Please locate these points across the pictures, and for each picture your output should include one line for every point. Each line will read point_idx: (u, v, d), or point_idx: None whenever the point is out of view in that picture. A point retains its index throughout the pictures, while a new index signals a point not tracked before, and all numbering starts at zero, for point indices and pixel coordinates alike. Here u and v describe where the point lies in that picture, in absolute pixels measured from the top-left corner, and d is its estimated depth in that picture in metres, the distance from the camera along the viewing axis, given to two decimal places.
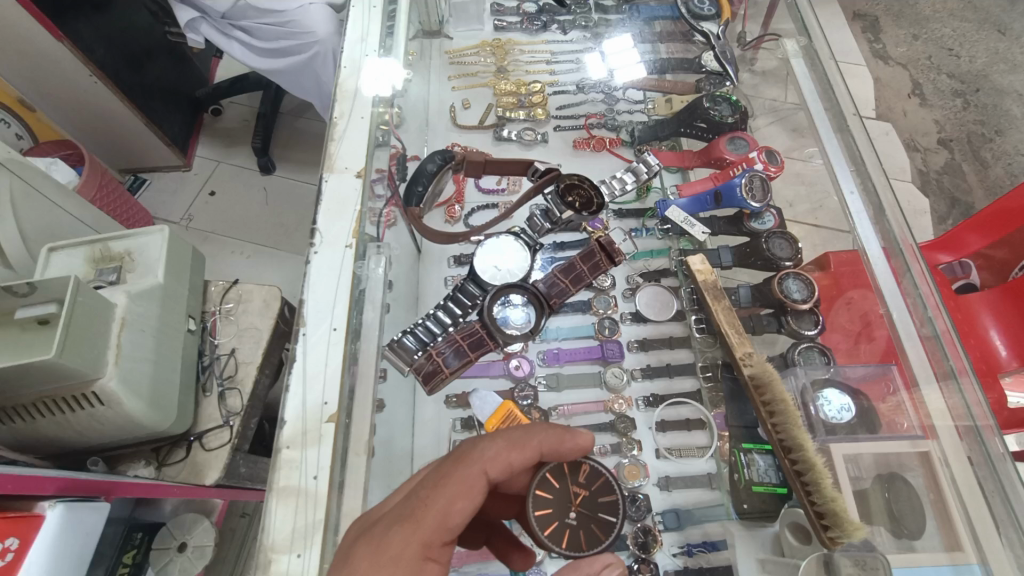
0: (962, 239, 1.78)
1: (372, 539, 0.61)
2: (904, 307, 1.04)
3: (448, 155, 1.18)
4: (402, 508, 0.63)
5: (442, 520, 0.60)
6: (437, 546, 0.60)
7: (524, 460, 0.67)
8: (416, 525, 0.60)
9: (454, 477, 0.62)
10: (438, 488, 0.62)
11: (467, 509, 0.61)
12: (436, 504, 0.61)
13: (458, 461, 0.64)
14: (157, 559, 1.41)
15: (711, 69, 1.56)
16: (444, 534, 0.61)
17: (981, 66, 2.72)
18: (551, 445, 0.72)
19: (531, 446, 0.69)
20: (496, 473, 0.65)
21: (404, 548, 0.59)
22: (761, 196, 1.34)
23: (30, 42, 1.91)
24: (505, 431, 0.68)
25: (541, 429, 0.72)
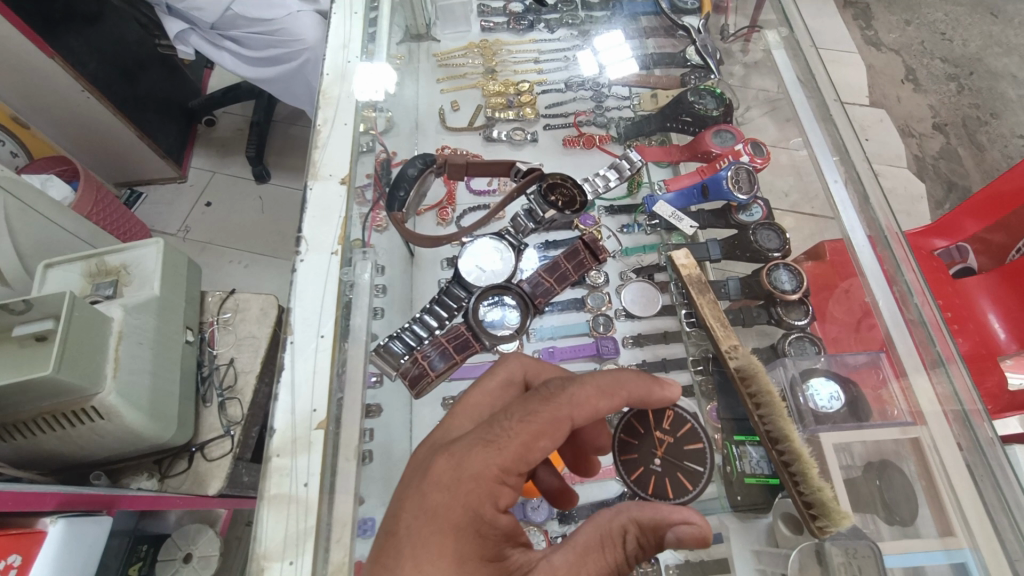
0: (957, 224, 1.78)
1: (453, 456, 0.66)
2: (891, 297, 1.05)
3: (429, 158, 1.15)
4: (482, 431, 0.68)
5: (524, 454, 0.66)
6: (515, 473, 0.67)
7: (612, 407, 0.73)
8: (498, 450, 0.66)
9: (546, 419, 0.67)
10: (527, 422, 0.67)
11: (547, 448, 0.67)
12: (522, 437, 0.66)
13: (548, 402, 0.69)
14: (163, 570, 1.42)
15: (695, 63, 1.56)
16: (522, 466, 0.66)
17: (974, 50, 2.69)
18: (639, 393, 0.78)
19: (622, 396, 0.75)
20: (582, 418, 0.70)
21: (485, 468, 0.65)
22: (748, 187, 1.34)
23: (21, 60, 1.92)
24: (596, 378, 0.72)
25: (633, 380, 0.77)
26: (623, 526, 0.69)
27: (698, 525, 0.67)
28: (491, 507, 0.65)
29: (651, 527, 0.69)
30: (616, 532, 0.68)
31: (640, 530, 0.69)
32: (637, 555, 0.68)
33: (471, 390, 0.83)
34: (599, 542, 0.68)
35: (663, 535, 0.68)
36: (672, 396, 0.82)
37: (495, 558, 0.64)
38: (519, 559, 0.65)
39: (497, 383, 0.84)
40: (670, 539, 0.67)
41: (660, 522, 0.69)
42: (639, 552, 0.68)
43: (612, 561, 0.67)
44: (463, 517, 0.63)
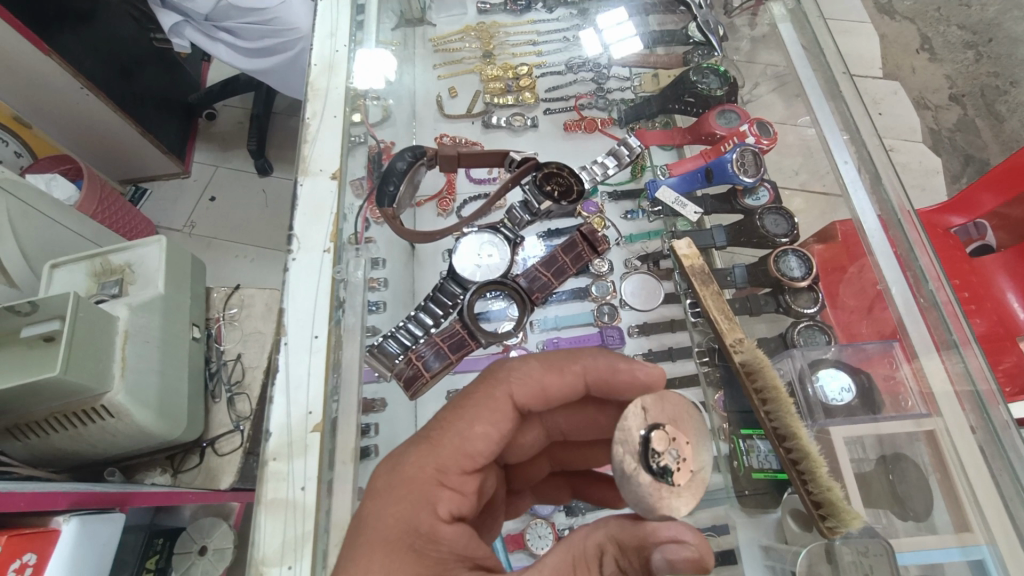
0: (975, 198, 1.72)
1: (392, 463, 0.71)
2: (905, 282, 1.01)
3: (419, 150, 1.13)
4: (419, 435, 0.74)
5: (461, 445, 0.71)
6: (455, 470, 0.71)
7: (560, 384, 0.77)
8: (433, 449, 0.71)
9: (482, 402, 0.74)
10: (461, 411, 0.74)
11: (486, 431, 0.72)
12: (455, 425, 0.73)
13: (486, 384, 0.76)
14: (179, 563, 1.43)
15: (698, 40, 1.50)
16: (463, 459, 0.71)
17: (993, 15, 2.59)
18: (602, 374, 0.77)
19: (571, 371, 0.78)
20: (525, 395, 0.76)
21: (417, 470, 0.69)
22: (754, 169, 1.30)
23: (18, 59, 1.90)
24: (541, 355, 0.79)
25: (588, 357, 0.78)
26: (599, 546, 0.64)
27: (693, 547, 0.60)
28: (430, 514, 0.66)
29: (633, 546, 0.63)
30: (591, 552, 0.64)
31: (619, 549, 0.64)
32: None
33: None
34: (571, 564, 0.63)
35: (649, 555, 0.62)
36: (652, 380, 0.76)
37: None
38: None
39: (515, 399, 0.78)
40: (659, 561, 0.60)
41: (645, 540, 0.63)
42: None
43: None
44: (398, 530, 0.64)
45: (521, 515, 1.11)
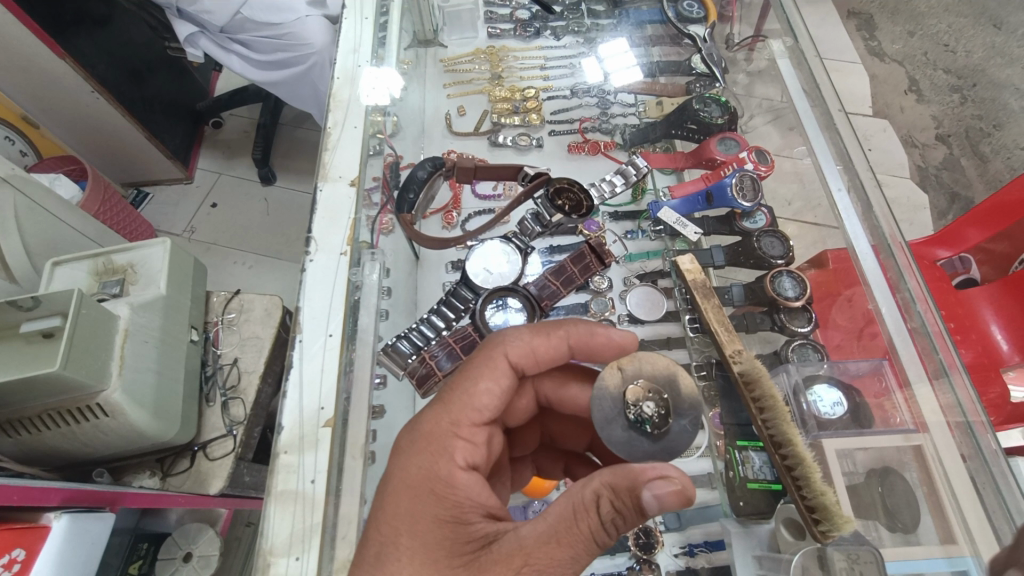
0: (960, 233, 1.79)
1: (412, 427, 0.77)
2: (894, 305, 1.06)
3: (439, 161, 1.18)
4: (436, 397, 0.80)
5: (468, 401, 0.77)
6: (465, 424, 0.76)
7: (548, 347, 0.82)
8: (446, 407, 0.77)
9: (482, 362, 0.79)
10: (467, 372, 0.79)
11: (488, 387, 0.78)
12: (462, 384, 0.78)
13: (485, 348, 0.81)
14: (163, 569, 1.40)
15: (700, 72, 1.58)
16: (471, 413, 0.77)
17: (977, 61, 2.71)
18: (582, 337, 0.82)
19: (556, 336, 0.83)
20: (520, 356, 0.81)
21: (434, 425, 0.75)
22: (752, 194, 1.36)
23: (32, 60, 1.94)
24: (531, 322, 0.84)
25: (571, 323, 0.84)
26: (595, 493, 0.65)
27: (677, 481, 0.63)
28: (448, 463, 0.72)
29: (626, 488, 0.64)
30: (588, 499, 0.65)
31: (614, 492, 0.65)
32: (615, 520, 0.65)
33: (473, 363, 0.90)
34: (570, 510, 0.65)
35: (641, 495, 0.63)
36: (625, 343, 0.83)
37: (456, 520, 0.68)
38: (485, 527, 0.68)
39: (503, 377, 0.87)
40: (648, 499, 0.63)
41: (635, 480, 0.64)
42: (617, 516, 0.65)
43: (586, 530, 0.64)
44: (421, 477, 0.71)
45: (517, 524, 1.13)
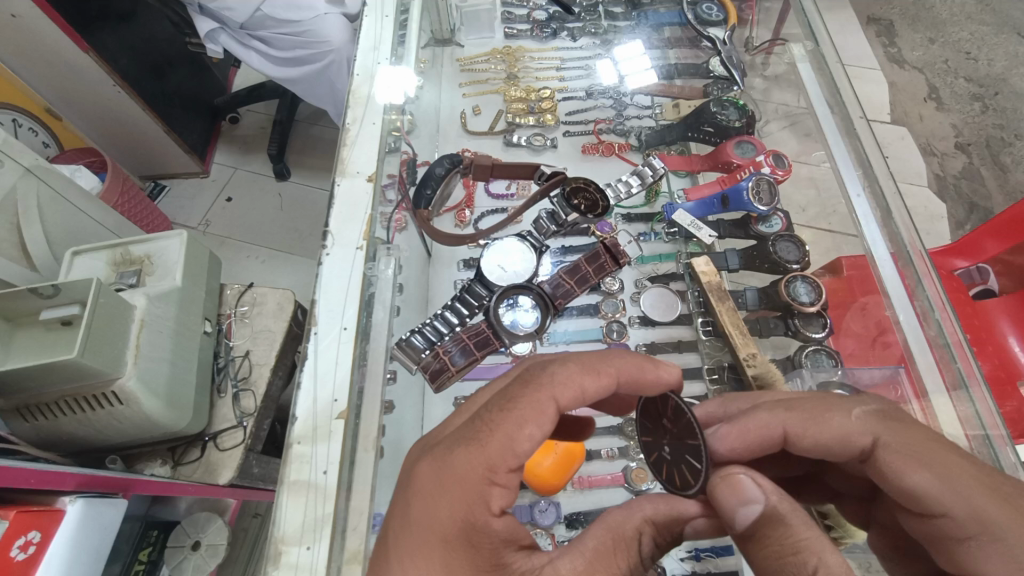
0: (978, 244, 1.77)
1: (434, 459, 0.67)
2: (913, 312, 1.05)
3: (457, 158, 1.20)
4: (466, 430, 0.69)
5: (508, 444, 0.65)
6: (503, 469, 0.65)
7: (597, 385, 0.74)
8: (481, 449, 0.66)
9: (528, 401, 0.68)
10: (508, 412, 0.67)
11: (533, 433, 0.66)
12: (504, 428, 0.66)
13: (530, 385, 0.70)
14: (171, 557, 1.39)
15: (718, 74, 1.57)
16: (511, 459, 0.65)
17: (1000, 70, 2.68)
18: (631, 374, 0.77)
19: (605, 373, 0.75)
20: (569, 397, 0.71)
21: (469, 470, 0.65)
22: (769, 200, 1.34)
23: (57, 53, 1.97)
24: (579, 357, 0.75)
25: (619, 360, 0.77)
26: (638, 529, 0.70)
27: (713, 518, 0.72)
28: (483, 511, 0.64)
29: (666, 525, 0.72)
30: (630, 534, 0.70)
31: (654, 527, 0.71)
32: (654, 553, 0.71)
33: (482, 390, 0.81)
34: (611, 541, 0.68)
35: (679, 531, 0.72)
36: (670, 380, 0.81)
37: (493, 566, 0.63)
38: (520, 567, 0.64)
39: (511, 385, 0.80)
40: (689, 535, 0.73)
41: (676, 519, 0.72)
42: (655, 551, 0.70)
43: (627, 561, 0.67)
44: (457, 527, 0.64)
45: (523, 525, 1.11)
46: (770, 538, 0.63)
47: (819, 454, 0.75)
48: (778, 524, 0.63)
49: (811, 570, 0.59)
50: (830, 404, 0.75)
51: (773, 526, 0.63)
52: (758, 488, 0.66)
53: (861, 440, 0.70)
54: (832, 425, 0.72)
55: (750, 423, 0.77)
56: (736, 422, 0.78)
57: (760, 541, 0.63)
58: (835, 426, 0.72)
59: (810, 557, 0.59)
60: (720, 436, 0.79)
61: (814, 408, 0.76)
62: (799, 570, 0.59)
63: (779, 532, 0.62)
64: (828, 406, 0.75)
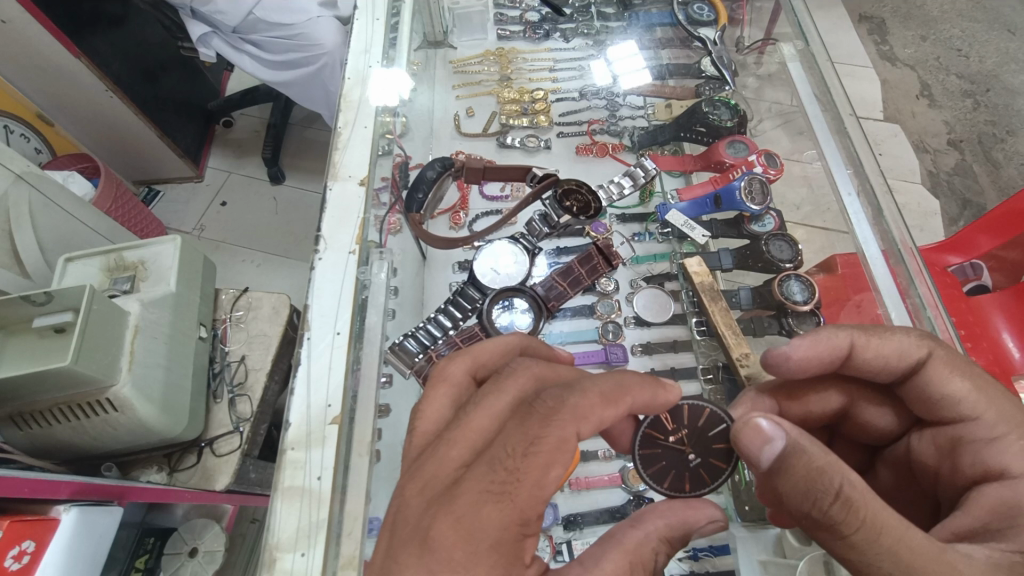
0: (971, 240, 1.77)
1: (457, 514, 0.57)
2: (904, 310, 1.06)
3: (448, 161, 1.21)
4: (489, 478, 0.59)
5: (538, 494, 0.58)
6: (535, 519, 0.59)
7: (620, 415, 0.67)
8: (512, 503, 0.57)
9: (558, 445, 0.59)
10: (538, 457, 0.59)
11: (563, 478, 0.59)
12: (535, 476, 0.58)
13: (550, 422, 0.61)
14: (168, 564, 1.37)
15: (710, 74, 1.58)
16: (539, 508, 0.59)
17: (991, 67, 2.70)
18: (644, 399, 0.71)
19: (625, 401, 0.68)
20: (589, 429, 0.63)
21: (503, 529, 0.57)
22: (761, 199, 1.35)
23: (49, 59, 1.97)
24: (593, 383, 0.66)
25: (636, 384, 0.70)
26: (657, 550, 0.68)
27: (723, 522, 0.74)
28: (516, 566, 0.58)
29: (682, 535, 0.72)
30: (648, 555, 0.67)
31: (669, 544, 0.70)
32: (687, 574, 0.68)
33: (471, 408, 0.67)
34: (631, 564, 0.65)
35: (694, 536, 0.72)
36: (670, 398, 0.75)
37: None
38: None
39: (505, 403, 0.67)
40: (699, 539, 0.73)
41: (689, 529, 0.72)
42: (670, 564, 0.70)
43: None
44: None
45: None
46: (796, 465, 0.62)
47: (879, 367, 0.77)
48: (801, 451, 0.62)
49: (838, 488, 0.59)
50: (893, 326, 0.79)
51: (795, 454, 0.63)
52: (780, 425, 0.65)
53: (917, 353, 0.76)
54: (892, 341, 0.76)
55: (821, 334, 0.78)
56: (809, 335, 0.80)
57: (786, 470, 0.63)
58: (895, 341, 0.76)
59: (836, 476, 0.59)
60: (792, 347, 0.81)
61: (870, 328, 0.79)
62: (826, 488, 0.59)
63: (804, 459, 0.62)
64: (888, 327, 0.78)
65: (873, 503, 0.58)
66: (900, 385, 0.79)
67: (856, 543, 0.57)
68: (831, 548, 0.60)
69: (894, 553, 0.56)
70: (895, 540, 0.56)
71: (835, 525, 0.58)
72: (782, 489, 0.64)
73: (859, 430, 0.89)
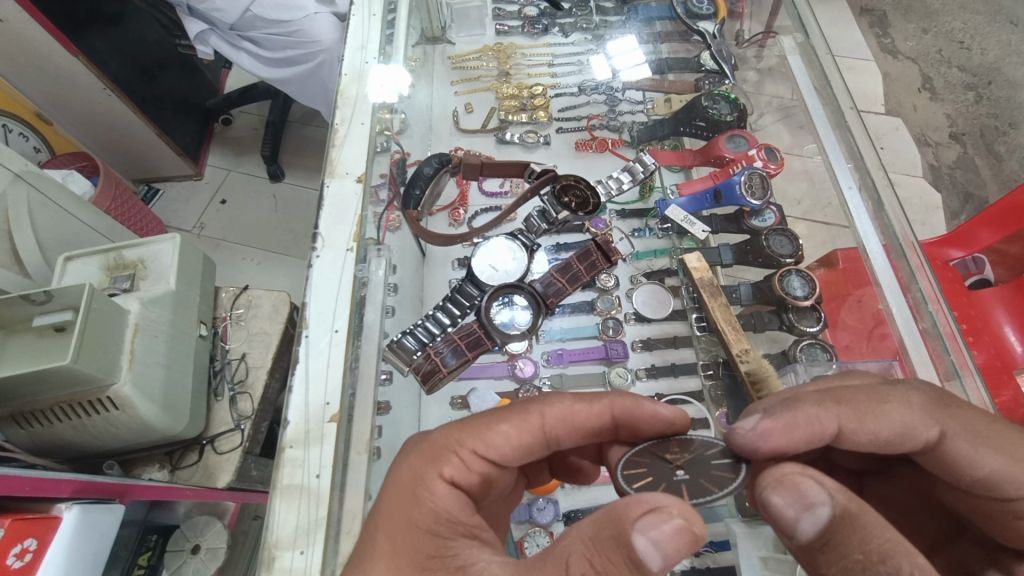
0: (973, 234, 1.76)
1: (423, 435, 0.76)
2: (905, 305, 1.07)
3: (445, 158, 1.20)
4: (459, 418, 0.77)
5: (482, 433, 0.73)
6: (470, 446, 0.72)
7: (588, 413, 0.77)
8: (461, 427, 0.74)
9: (518, 409, 0.75)
10: (498, 410, 0.75)
11: (506, 429, 0.73)
12: (485, 419, 0.74)
13: (524, 401, 0.77)
14: (171, 561, 1.37)
15: (710, 68, 1.57)
16: (478, 444, 0.72)
17: (993, 59, 2.68)
18: (628, 410, 0.78)
19: (600, 405, 0.78)
20: (556, 419, 0.75)
21: (442, 438, 0.73)
22: (761, 193, 1.35)
23: (47, 58, 1.96)
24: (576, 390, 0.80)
25: (619, 396, 0.80)
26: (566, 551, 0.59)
27: (674, 516, 0.56)
28: (436, 473, 0.70)
29: (613, 537, 0.57)
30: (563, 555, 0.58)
31: (589, 549, 0.58)
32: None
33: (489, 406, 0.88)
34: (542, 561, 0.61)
35: (632, 541, 0.55)
36: (676, 420, 0.79)
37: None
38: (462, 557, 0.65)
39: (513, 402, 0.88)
40: (642, 542, 0.55)
41: (623, 523, 0.56)
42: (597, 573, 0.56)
43: None
44: (406, 484, 0.70)
45: (522, 521, 1.11)
46: (849, 544, 0.59)
47: (870, 445, 0.71)
48: (856, 526, 0.60)
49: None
50: (884, 394, 0.72)
51: (847, 526, 0.60)
52: (822, 487, 0.62)
53: None
54: (891, 418, 0.70)
55: (800, 418, 0.70)
56: (782, 414, 0.70)
57: (836, 548, 0.60)
58: (893, 420, 0.70)
59: (901, 562, 0.57)
60: (760, 431, 0.70)
61: (866, 401, 0.71)
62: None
63: (860, 538, 0.59)
64: (881, 396, 0.72)
65: None
66: None
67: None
68: None
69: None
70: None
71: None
72: (827, 571, 0.61)
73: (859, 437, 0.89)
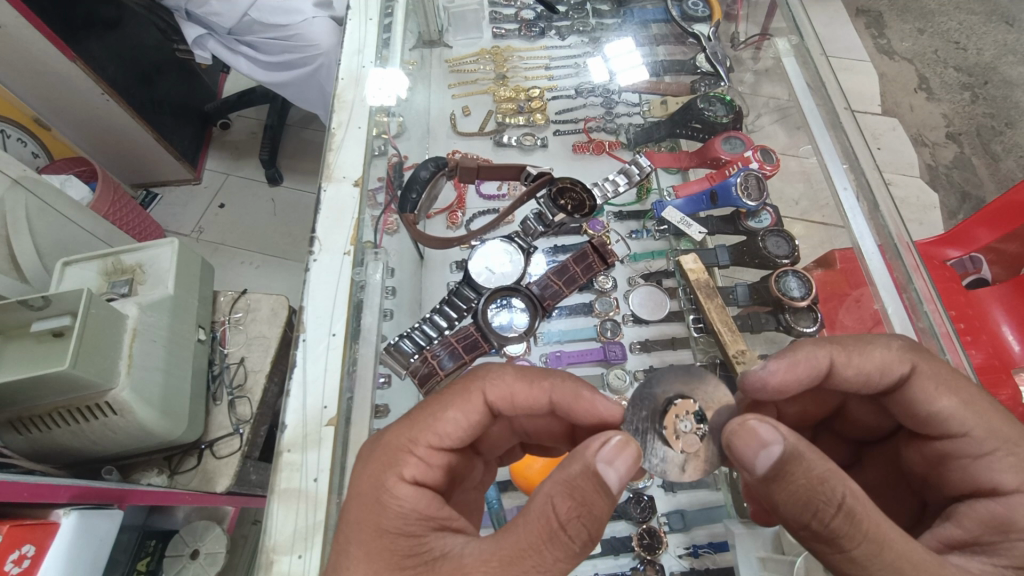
0: (971, 233, 1.77)
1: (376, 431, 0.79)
2: (902, 305, 1.08)
3: (441, 161, 1.19)
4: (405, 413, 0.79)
5: (432, 424, 0.76)
6: (423, 443, 0.75)
7: (529, 397, 0.80)
8: (414, 424, 0.77)
9: (458, 392, 0.78)
10: (442, 398, 0.78)
11: (455, 417, 0.77)
12: (432, 409, 0.77)
13: (467, 379, 0.80)
14: (170, 566, 1.37)
15: (705, 71, 1.59)
16: (431, 437, 0.76)
17: (989, 59, 2.69)
18: (566, 398, 0.80)
19: (541, 386, 0.80)
20: (497, 395, 0.79)
21: (393, 438, 0.75)
22: (757, 194, 1.35)
23: (44, 64, 1.96)
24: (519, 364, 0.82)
25: (560, 378, 0.80)
26: (549, 495, 0.62)
27: (622, 438, 0.65)
28: (392, 476, 0.72)
29: (580, 479, 0.62)
30: (541, 509, 0.62)
31: (568, 487, 0.62)
32: (580, 516, 0.61)
33: None
34: (523, 522, 0.62)
35: (596, 470, 0.63)
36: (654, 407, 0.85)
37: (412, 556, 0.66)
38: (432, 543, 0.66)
39: None
40: (603, 466, 0.63)
41: (584, 460, 0.63)
42: (574, 514, 0.61)
43: (543, 538, 0.61)
44: (366, 489, 0.71)
45: None
46: (797, 474, 0.61)
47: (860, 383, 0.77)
48: (802, 458, 0.61)
49: (841, 496, 0.60)
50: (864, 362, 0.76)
51: (797, 463, 0.61)
52: (775, 429, 0.63)
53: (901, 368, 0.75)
54: (874, 354, 0.75)
55: (797, 360, 0.76)
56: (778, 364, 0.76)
57: (785, 478, 0.62)
58: (876, 355, 0.75)
59: (839, 487, 0.61)
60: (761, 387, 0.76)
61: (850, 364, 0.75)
62: (830, 498, 0.60)
63: (803, 467, 0.61)
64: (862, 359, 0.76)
65: (870, 512, 0.61)
66: (884, 397, 0.78)
67: (857, 555, 0.60)
68: (831, 560, 0.62)
69: (896, 566, 0.60)
70: (897, 554, 0.60)
71: (838, 538, 0.61)
72: (779, 498, 0.63)
73: (855, 423, 0.93)
